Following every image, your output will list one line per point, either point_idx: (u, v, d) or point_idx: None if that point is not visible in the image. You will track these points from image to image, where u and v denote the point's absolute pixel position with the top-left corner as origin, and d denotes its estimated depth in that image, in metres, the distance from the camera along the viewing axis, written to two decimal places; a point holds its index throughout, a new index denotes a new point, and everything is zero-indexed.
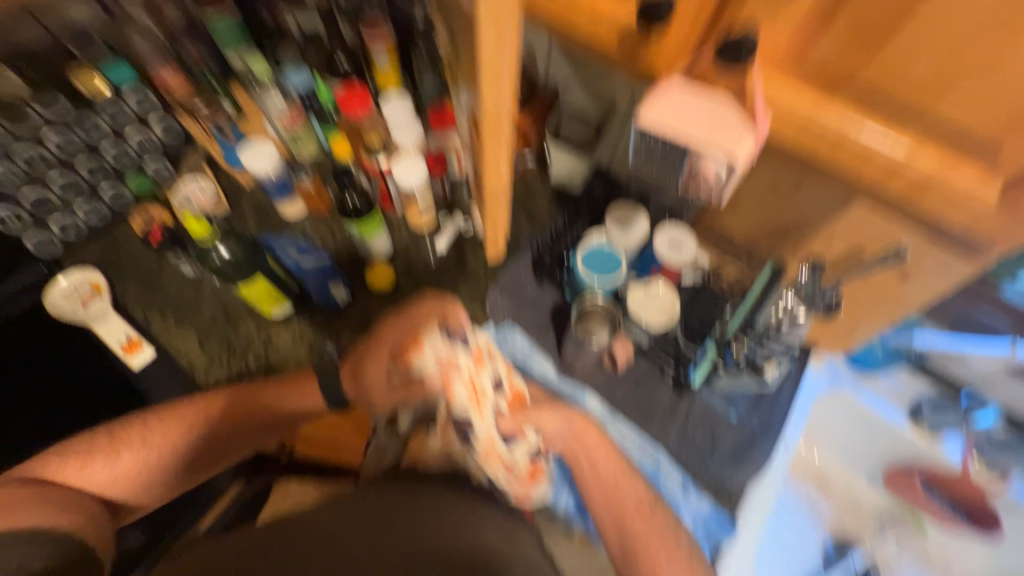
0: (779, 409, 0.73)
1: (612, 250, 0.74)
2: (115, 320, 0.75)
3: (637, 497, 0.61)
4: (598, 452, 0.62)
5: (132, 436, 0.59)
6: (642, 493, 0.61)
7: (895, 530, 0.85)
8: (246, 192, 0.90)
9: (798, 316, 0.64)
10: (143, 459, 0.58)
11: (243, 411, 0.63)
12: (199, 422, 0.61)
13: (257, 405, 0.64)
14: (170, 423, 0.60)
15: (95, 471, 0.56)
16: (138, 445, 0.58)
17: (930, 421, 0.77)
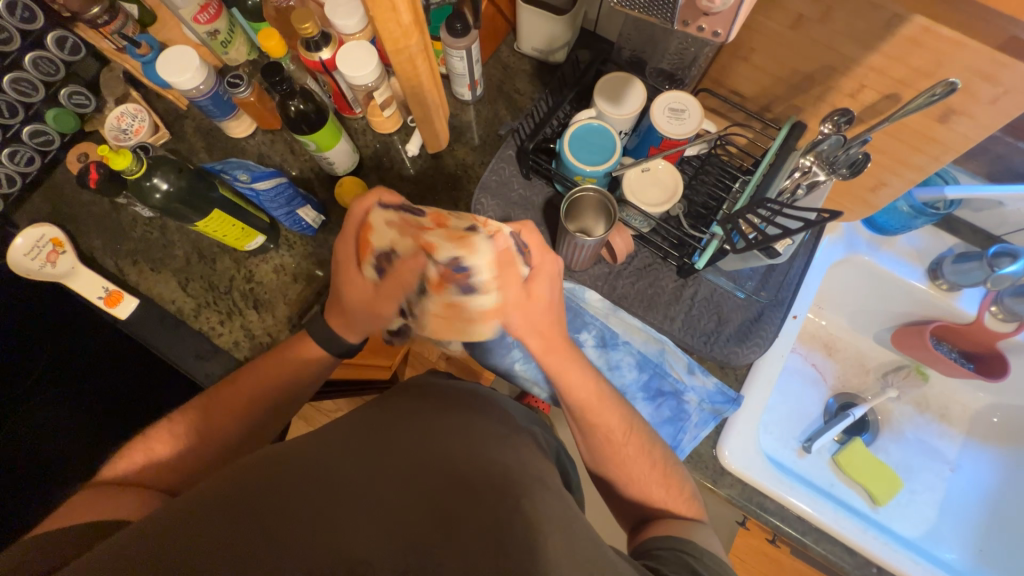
0: (789, 282, 0.70)
1: (604, 128, 0.65)
2: (87, 275, 0.71)
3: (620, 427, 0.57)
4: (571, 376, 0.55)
5: (161, 432, 0.55)
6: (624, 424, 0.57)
7: (898, 383, 0.87)
8: (185, 113, 0.79)
9: (818, 179, 0.57)
10: (175, 450, 0.54)
11: (263, 384, 0.56)
12: (221, 395, 0.58)
13: (275, 370, 0.58)
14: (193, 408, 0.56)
15: (129, 470, 0.52)
16: (168, 438, 0.55)
17: (950, 274, 0.74)
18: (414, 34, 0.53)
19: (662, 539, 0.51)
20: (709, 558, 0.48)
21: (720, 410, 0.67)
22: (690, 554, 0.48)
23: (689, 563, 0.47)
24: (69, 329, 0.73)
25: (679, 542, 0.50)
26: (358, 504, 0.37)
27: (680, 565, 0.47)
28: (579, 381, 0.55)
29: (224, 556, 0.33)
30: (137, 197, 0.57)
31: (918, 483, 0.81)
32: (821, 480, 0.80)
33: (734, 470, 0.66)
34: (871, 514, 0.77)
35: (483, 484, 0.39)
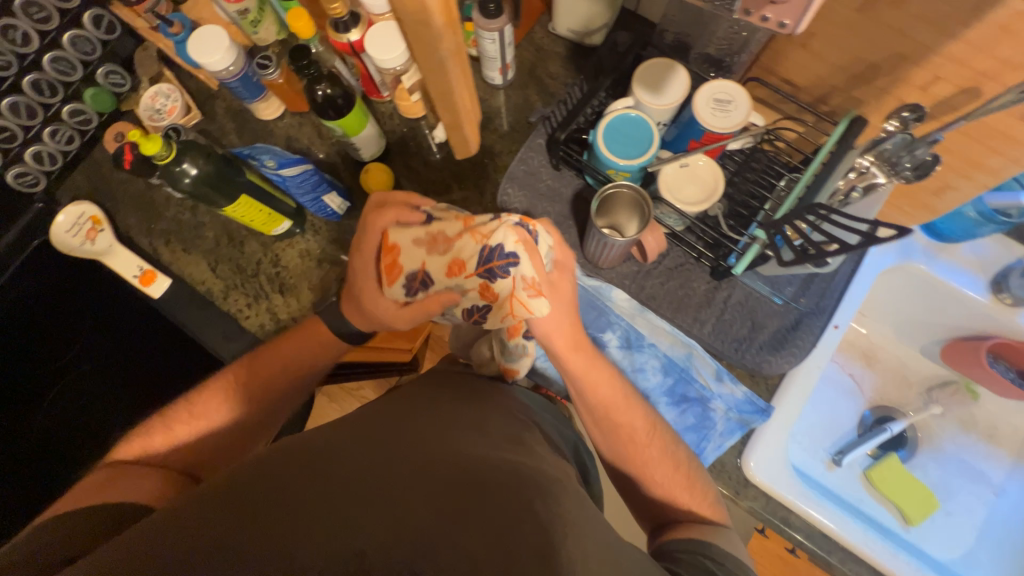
0: (833, 289, 0.66)
1: (641, 119, 0.61)
2: (124, 254, 0.73)
3: (631, 428, 0.56)
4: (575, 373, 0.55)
5: (177, 417, 0.57)
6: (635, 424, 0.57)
7: (943, 399, 0.82)
8: (217, 94, 0.79)
9: (876, 181, 0.52)
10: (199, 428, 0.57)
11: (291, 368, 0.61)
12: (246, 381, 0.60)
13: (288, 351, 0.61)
14: (210, 393, 0.59)
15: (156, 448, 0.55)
16: (182, 422, 0.57)
17: (1017, 287, 0.68)
18: (445, 37, 0.48)
19: (681, 542, 0.50)
20: (729, 562, 0.47)
21: (747, 420, 0.65)
22: (711, 559, 0.47)
23: (709, 567, 0.46)
24: (109, 304, 0.76)
25: (697, 544, 0.49)
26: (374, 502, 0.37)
27: (700, 571, 0.45)
28: (591, 380, 0.55)
29: (245, 547, 0.33)
30: (169, 183, 0.57)
31: (956, 504, 0.77)
32: (851, 495, 0.76)
33: (759, 483, 0.63)
34: (903, 534, 0.74)
35: (501, 494, 0.38)
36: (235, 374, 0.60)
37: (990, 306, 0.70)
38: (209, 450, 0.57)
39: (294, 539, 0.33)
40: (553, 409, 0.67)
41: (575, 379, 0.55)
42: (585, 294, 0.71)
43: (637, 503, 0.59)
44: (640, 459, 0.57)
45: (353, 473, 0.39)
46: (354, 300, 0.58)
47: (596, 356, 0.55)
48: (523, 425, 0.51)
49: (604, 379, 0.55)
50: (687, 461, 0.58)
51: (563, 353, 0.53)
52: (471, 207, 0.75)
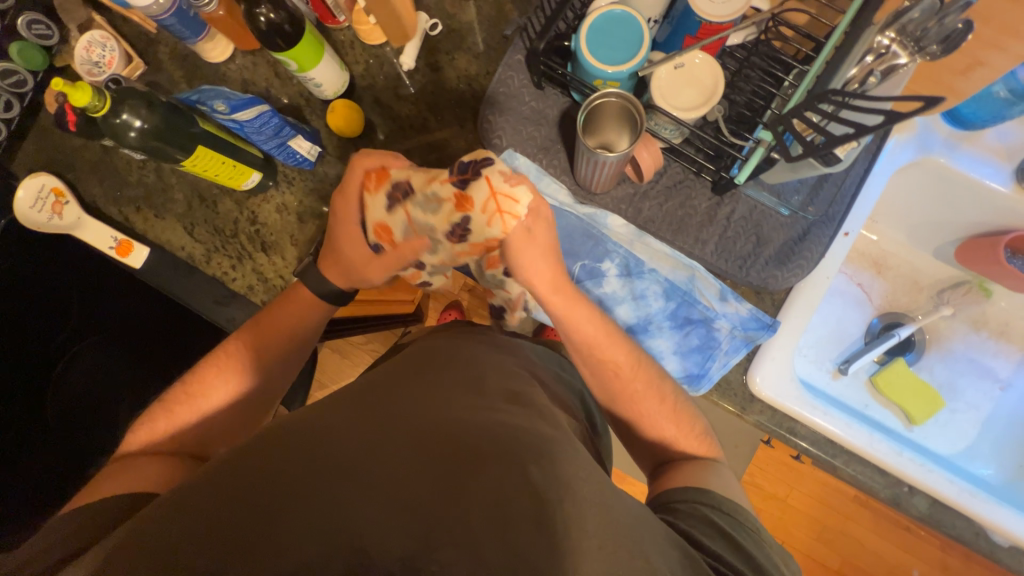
0: (842, 195, 0.62)
1: (629, 16, 0.54)
2: (95, 225, 0.69)
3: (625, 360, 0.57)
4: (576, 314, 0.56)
5: (174, 399, 0.56)
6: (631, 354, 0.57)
7: (954, 300, 0.80)
8: (157, 38, 0.72)
9: (898, 62, 0.46)
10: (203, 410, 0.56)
11: (288, 331, 0.60)
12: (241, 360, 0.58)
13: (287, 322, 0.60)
14: (208, 373, 0.57)
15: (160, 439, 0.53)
16: (173, 413, 0.55)
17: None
18: None
19: (679, 492, 0.49)
20: (726, 507, 0.46)
21: (753, 337, 0.63)
22: (708, 506, 0.46)
23: (707, 514, 0.45)
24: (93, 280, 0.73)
25: (696, 493, 0.48)
26: (367, 460, 0.36)
27: (697, 518, 0.45)
28: (583, 320, 0.56)
29: (245, 519, 0.33)
30: (114, 139, 0.52)
31: (960, 402, 0.77)
32: (856, 402, 0.76)
33: (765, 397, 0.62)
34: (905, 434, 0.75)
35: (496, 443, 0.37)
36: (226, 353, 0.59)
37: (1013, 196, 0.65)
38: (217, 431, 0.56)
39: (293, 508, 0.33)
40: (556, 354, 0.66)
41: (569, 323, 0.57)
42: (579, 223, 0.67)
43: (641, 432, 0.58)
44: (636, 394, 0.57)
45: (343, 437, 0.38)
46: (339, 266, 0.59)
47: (579, 297, 0.56)
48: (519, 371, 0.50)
49: (592, 319, 0.57)
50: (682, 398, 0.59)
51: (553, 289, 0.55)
52: (451, 140, 0.69)
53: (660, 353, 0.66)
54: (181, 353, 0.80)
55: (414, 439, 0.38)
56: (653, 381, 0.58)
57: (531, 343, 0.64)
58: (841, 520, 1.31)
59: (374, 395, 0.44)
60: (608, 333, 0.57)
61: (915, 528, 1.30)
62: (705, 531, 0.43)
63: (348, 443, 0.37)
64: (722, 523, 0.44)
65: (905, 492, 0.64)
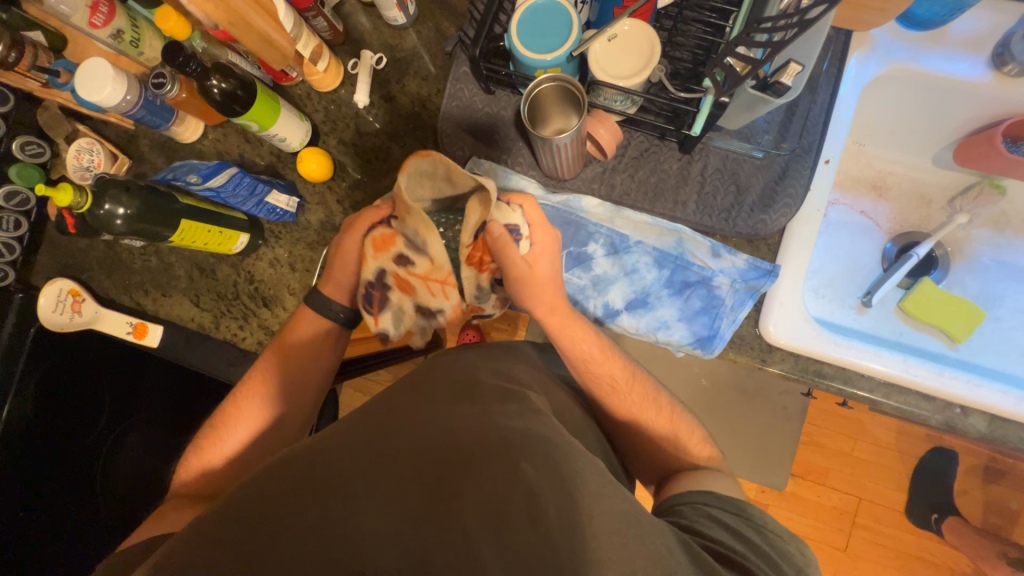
0: (813, 125, 0.61)
1: (554, 2, 0.55)
2: (110, 315, 0.74)
3: (615, 377, 0.58)
4: (568, 329, 0.57)
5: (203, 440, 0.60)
6: (619, 372, 0.58)
7: (966, 206, 0.76)
8: (137, 133, 0.77)
9: None
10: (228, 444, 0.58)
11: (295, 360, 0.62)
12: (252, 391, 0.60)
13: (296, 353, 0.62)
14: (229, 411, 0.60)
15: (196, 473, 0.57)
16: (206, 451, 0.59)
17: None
18: None
19: (681, 495, 0.50)
20: (731, 505, 0.47)
21: (756, 286, 0.61)
22: (710, 504, 0.47)
23: (707, 510, 0.46)
24: (123, 365, 0.78)
25: (697, 495, 0.49)
26: (373, 482, 0.37)
27: (699, 515, 0.46)
28: (576, 337, 0.58)
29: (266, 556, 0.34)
30: (103, 229, 0.56)
31: (1003, 309, 0.72)
32: (888, 332, 0.73)
33: (783, 345, 0.60)
34: (951, 354, 0.70)
35: None
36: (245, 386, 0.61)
37: (995, 84, 0.61)
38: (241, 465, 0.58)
39: (308, 534, 0.34)
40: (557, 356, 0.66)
41: (571, 340, 0.58)
42: (556, 212, 0.67)
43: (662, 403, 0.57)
44: None
45: (352, 463, 0.39)
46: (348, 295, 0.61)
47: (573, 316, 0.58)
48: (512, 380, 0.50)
49: (591, 336, 0.58)
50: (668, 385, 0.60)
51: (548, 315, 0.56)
52: None
53: (665, 322, 0.64)
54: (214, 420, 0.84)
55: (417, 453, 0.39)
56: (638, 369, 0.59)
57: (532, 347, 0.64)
58: (915, 462, 1.24)
59: (375, 418, 0.44)
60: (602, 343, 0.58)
61: (999, 455, 1.22)
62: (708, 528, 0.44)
63: (355, 467, 0.38)
64: (725, 518, 0.45)
65: (958, 414, 0.60)
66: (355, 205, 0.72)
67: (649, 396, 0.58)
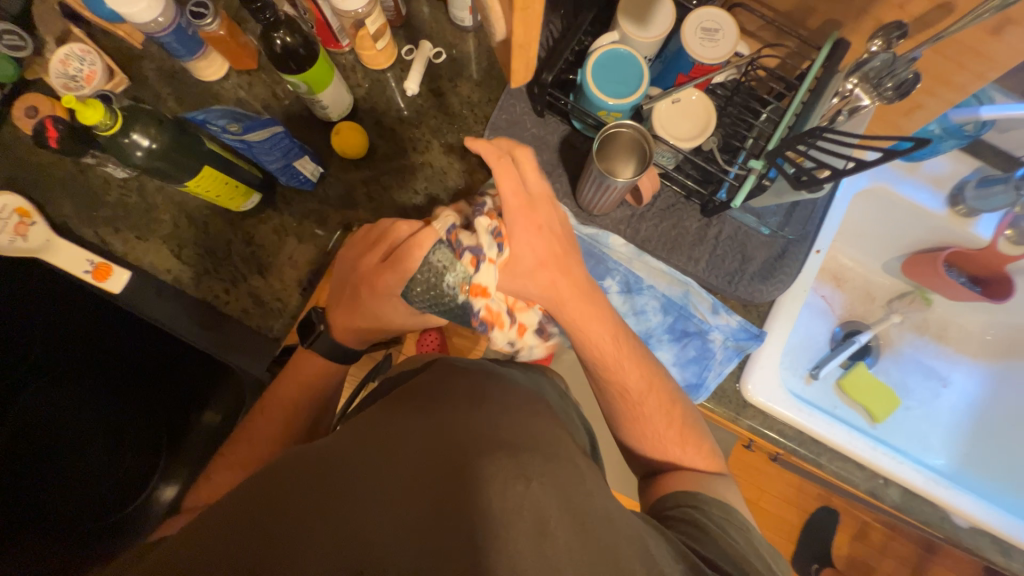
0: (813, 218, 0.70)
1: (630, 55, 0.59)
2: (65, 247, 0.64)
3: (624, 387, 0.58)
4: (590, 326, 0.57)
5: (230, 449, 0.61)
6: (631, 385, 0.58)
7: (902, 309, 0.90)
8: (143, 53, 0.69)
9: (862, 104, 0.55)
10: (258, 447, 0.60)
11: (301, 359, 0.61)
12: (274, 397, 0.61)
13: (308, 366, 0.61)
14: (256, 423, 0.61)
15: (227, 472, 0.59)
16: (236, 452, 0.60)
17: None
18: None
19: (672, 500, 0.53)
20: (718, 512, 0.50)
21: (743, 347, 0.68)
22: (699, 510, 0.50)
23: (697, 518, 0.49)
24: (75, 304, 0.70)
25: (688, 500, 0.52)
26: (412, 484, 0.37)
27: (691, 524, 0.49)
28: (598, 339, 0.58)
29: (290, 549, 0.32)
30: (117, 158, 0.50)
31: (914, 399, 0.86)
32: (828, 404, 0.83)
33: (757, 403, 0.67)
34: (871, 431, 0.82)
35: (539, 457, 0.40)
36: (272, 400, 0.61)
37: (948, 219, 0.75)
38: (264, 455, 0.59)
39: None
40: (550, 381, 0.65)
41: (588, 339, 0.58)
42: (581, 243, 0.70)
43: (655, 402, 0.58)
44: (655, 424, 0.58)
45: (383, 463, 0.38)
46: (352, 308, 0.59)
47: (599, 313, 0.58)
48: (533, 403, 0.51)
49: (605, 330, 0.58)
50: (690, 417, 0.59)
51: (556, 300, 0.58)
52: (454, 164, 0.71)
53: None
54: (171, 377, 0.80)
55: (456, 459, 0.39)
56: (666, 404, 0.58)
57: (523, 368, 0.62)
58: (807, 517, 1.41)
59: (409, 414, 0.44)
60: (622, 350, 0.58)
61: (871, 520, 1.42)
62: (703, 541, 0.46)
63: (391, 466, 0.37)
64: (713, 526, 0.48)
65: (880, 484, 0.70)
66: (382, 189, 0.70)
67: (664, 431, 0.58)
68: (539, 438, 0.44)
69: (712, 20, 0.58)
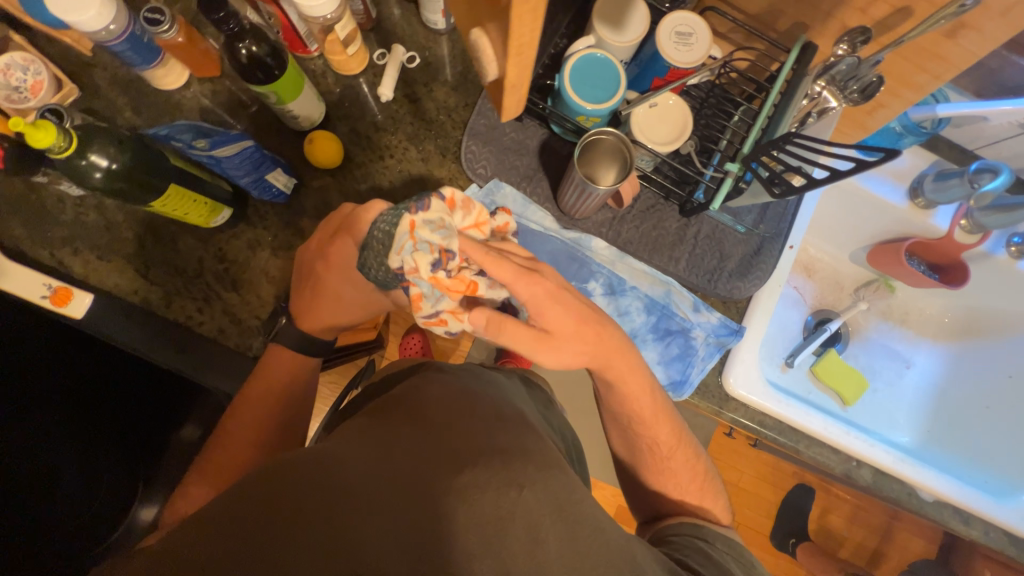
0: (785, 214, 0.73)
1: (606, 59, 0.59)
2: (17, 272, 0.60)
3: (654, 442, 0.59)
4: (629, 382, 0.55)
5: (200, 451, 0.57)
6: (661, 438, 0.59)
7: (868, 296, 0.95)
8: (93, 61, 0.65)
9: (829, 105, 0.58)
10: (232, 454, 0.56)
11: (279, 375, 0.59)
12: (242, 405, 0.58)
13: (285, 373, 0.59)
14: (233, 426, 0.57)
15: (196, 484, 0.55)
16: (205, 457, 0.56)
17: (979, 215, 0.77)
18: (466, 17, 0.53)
19: (674, 528, 0.55)
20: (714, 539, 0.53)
21: (724, 342, 0.70)
22: (703, 540, 0.52)
23: (701, 546, 0.51)
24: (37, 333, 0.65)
25: (692, 529, 0.54)
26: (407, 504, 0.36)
27: (693, 550, 0.51)
28: (631, 386, 0.56)
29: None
30: (73, 179, 0.47)
31: (880, 382, 0.91)
32: (803, 391, 0.87)
33: (738, 396, 0.69)
34: (842, 413, 0.87)
35: (534, 474, 0.40)
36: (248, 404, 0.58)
37: (910, 211, 0.79)
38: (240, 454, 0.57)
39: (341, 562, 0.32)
40: (536, 388, 0.66)
41: (624, 388, 0.55)
42: (564, 246, 0.70)
43: (681, 457, 0.60)
44: (657, 430, 0.58)
45: (376, 486, 0.37)
46: None
47: (634, 364, 0.55)
48: (523, 411, 0.52)
49: (639, 383, 0.56)
50: (707, 463, 0.63)
51: (602, 363, 0.53)
52: (433, 171, 0.69)
53: (646, 363, 0.71)
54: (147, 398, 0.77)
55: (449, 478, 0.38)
56: (693, 458, 0.61)
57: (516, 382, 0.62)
58: (784, 495, 1.47)
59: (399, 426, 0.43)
60: (657, 404, 0.58)
61: (843, 494, 1.50)
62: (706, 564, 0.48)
63: (383, 490, 0.37)
64: (714, 553, 0.50)
65: (854, 466, 0.74)
66: (359, 199, 0.68)
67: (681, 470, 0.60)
68: (535, 451, 0.44)
69: (686, 25, 0.59)
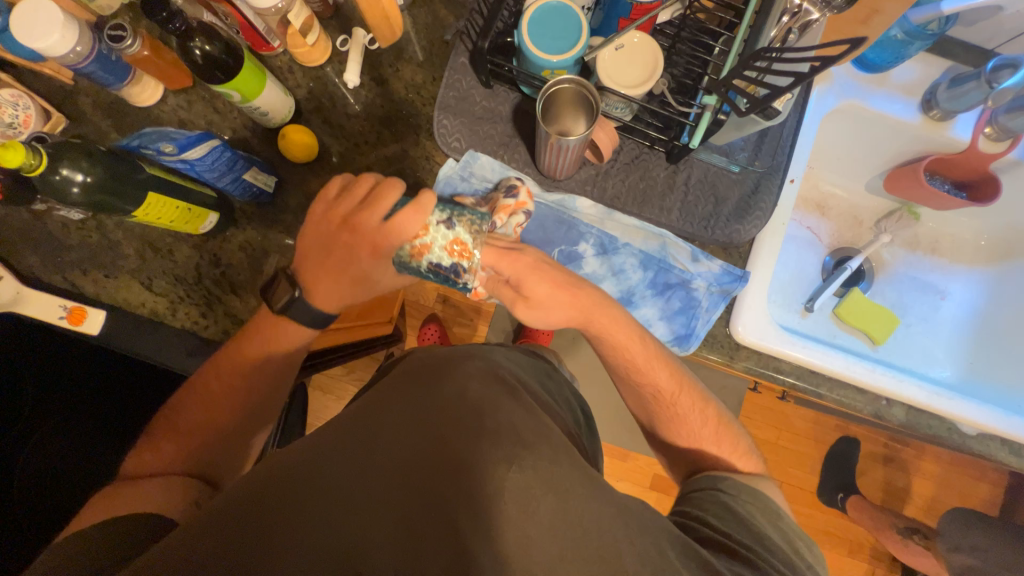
0: (782, 147, 0.68)
1: (564, 5, 0.56)
2: (35, 297, 0.64)
3: (656, 391, 0.57)
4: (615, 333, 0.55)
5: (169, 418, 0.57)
6: (661, 388, 0.57)
7: (891, 227, 0.87)
8: (76, 89, 0.67)
9: (811, 17, 0.53)
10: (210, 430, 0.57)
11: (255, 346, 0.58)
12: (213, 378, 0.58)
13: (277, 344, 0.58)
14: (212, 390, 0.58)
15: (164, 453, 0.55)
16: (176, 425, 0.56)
17: (1004, 120, 0.70)
18: None
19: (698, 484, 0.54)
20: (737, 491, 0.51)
21: (728, 290, 0.67)
22: (725, 494, 0.51)
23: (723, 500, 0.50)
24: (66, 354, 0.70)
25: (714, 484, 0.52)
26: (393, 478, 0.37)
27: (714, 504, 0.49)
28: (624, 341, 0.56)
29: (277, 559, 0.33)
30: (54, 198, 0.49)
31: (912, 316, 0.85)
32: (825, 334, 0.82)
33: (749, 344, 0.66)
34: (872, 353, 0.81)
35: (519, 442, 0.39)
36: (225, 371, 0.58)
37: (924, 126, 0.73)
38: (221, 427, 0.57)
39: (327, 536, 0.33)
40: (535, 358, 0.64)
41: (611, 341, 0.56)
42: (550, 210, 0.69)
43: (688, 400, 0.58)
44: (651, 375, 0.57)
45: (362, 462, 0.38)
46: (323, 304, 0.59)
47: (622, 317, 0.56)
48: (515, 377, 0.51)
49: (627, 333, 0.56)
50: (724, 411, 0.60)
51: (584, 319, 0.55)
52: (409, 151, 0.68)
53: (647, 320, 0.70)
54: None
55: (433, 449, 0.38)
56: (700, 404, 0.58)
57: (509, 352, 0.62)
58: (827, 448, 1.41)
59: (388, 397, 0.44)
60: (651, 356, 0.56)
61: (892, 441, 1.42)
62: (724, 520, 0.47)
63: (368, 467, 0.37)
64: (737, 508, 0.49)
65: (883, 405, 0.70)
66: None
67: (703, 417, 0.57)
68: (521, 416, 0.43)
69: None
